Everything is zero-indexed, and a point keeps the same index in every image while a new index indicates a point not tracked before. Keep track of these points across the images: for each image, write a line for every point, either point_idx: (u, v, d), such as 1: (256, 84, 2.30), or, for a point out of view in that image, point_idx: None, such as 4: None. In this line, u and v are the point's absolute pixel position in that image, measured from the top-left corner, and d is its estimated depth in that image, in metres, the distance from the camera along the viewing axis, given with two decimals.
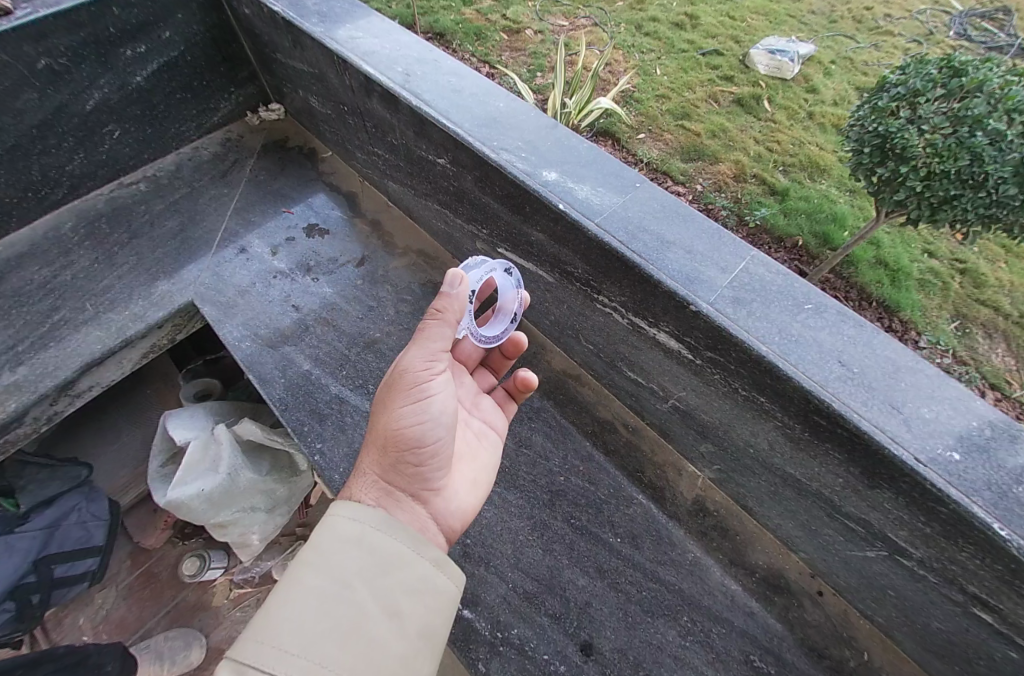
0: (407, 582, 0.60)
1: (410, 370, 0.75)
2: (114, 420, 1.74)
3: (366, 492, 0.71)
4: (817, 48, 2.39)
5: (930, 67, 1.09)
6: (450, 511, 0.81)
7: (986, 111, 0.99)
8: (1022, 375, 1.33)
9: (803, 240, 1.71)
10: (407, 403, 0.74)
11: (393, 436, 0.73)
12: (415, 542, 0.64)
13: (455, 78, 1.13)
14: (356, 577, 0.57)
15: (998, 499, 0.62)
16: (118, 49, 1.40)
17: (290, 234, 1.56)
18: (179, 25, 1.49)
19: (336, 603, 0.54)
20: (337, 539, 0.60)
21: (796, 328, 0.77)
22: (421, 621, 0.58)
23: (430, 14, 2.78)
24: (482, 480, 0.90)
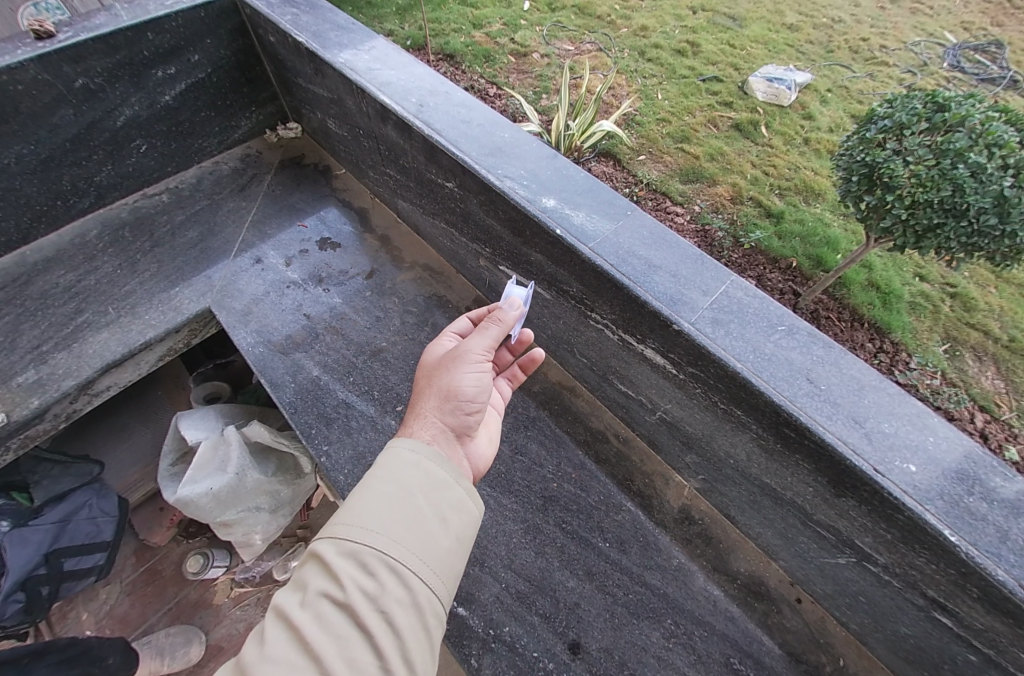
0: (455, 498, 0.65)
1: (471, 344, 0.83)
2: (126, 420, 1.81)
3: (424, 427, 0.75)
4: (813, 77, 2.51)
5: (916, 102, 1.18)
6: (476, 458, 0.85)
7: (968, 145, 1.07)
8: (1011, 398, 1.41)
9: (797, 262, 1.79)
10: (468, 367, 0.81)
11: (452, 390, 0.79)
12: (456, 472, 0.69)
13: (464, 109, 1.22)
14: (416, 486, 0.63)
15: (949, 508, 0.69)
16: (150, 70, 1.50)
17: (303, 246, 1.64)
18: (208, 49, 1.59)
19: (404, 501, 0.61)
20: (398, 460, 0.66)
21: (768, 348, 0.84)
22: (464, 529, 0.64)
23: (443, 37, 2.91)
24: (496, 437, 0.96)
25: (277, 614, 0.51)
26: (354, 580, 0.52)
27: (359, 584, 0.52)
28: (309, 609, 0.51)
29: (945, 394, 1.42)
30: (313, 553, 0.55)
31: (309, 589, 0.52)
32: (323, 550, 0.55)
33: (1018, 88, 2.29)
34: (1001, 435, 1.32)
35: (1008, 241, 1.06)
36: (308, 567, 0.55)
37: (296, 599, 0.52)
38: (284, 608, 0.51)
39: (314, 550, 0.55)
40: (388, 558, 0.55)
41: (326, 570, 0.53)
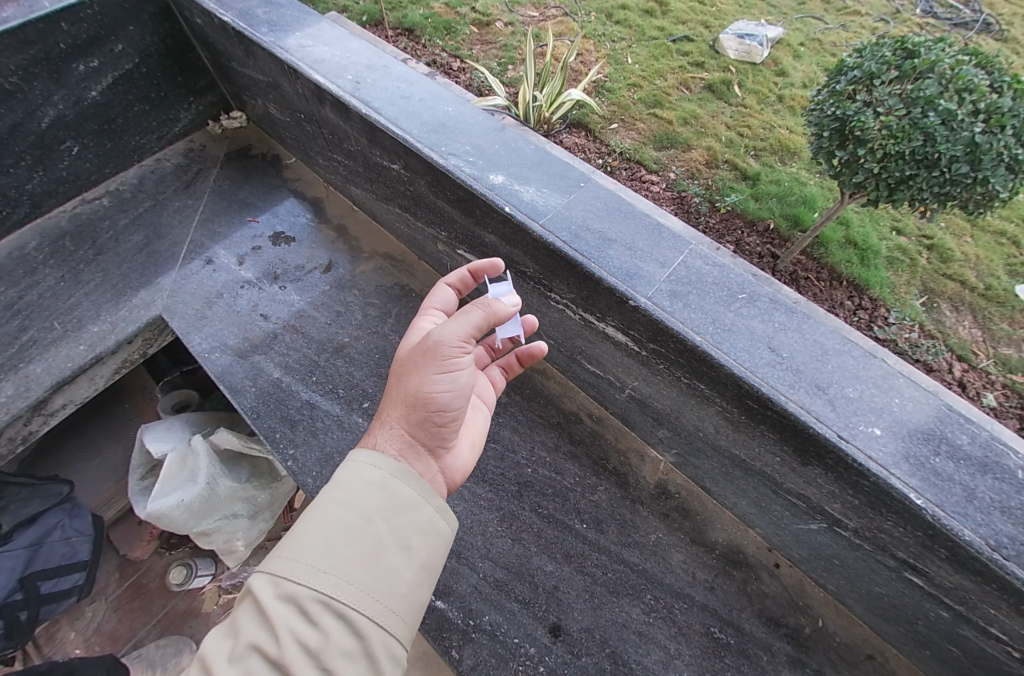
0: (419, 521, 0.62)
1: (445, 336, 0.69)
2: (93, 436, 1.76)
3: (392, 442, 0.67)
4: (786, 30, 2.53)
5: (885, 51, 1.26)
6: (452, 469, 0.79)
7: (937, 92, 1.15)
8: (986, 345, 1.51)
9: (775, 223, 1.80)
10: (442, 365, 0.69)
11: (424, 401, 0.69)
12: (427, 490, 0.65)
13: (404, 84, 1.15)
14: (376, 514, 0.59)
15: (915, 469, 0.68)
16: (70, 64, 1.39)
17: (255, 242, 1.57)
18: (133, 37, 1.48)
19: (360, 533, 0.56)
20: (358, 481, 0.61)
21: (728, 318, 0.81)
22: (429, 555, 0.61)
23: (398, 10, 2.77)
24: (476, 440, 0.90)
25: (204, 666, 0.47)
26: (296, 631, 0.48)
27: (300, 636, 0.48)
28: (238, 664, 0.46)
29: (925, 346, 1.51)
30: (250, 593, 0.51)
31: (242, 638, 0.48)
32: (262, 592, 0.51)
33: (986, 31, 2.46)
34: (978, 382, 1.44)
35: (981, 186, 1.15)
36: (244, 609, 0.51)
37: (226, 649, 0.48)
38: (213, 660, 0.47)
39: (252, 591, 0.51)
40: (336, 604, 0.51)
41: (263, 616, 0.49)
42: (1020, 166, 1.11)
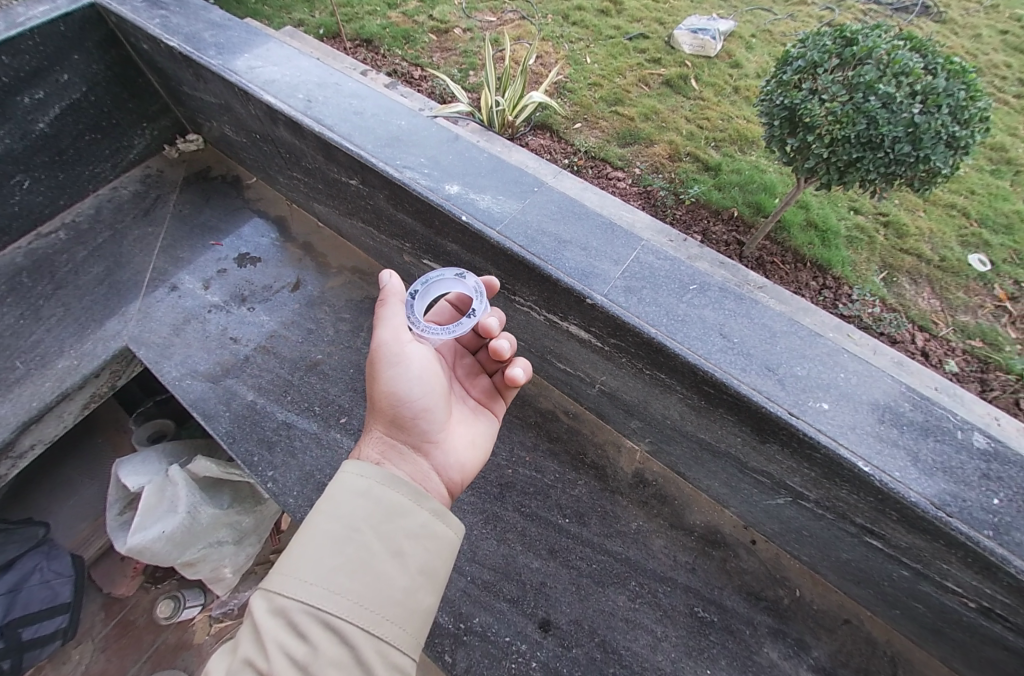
0: (410, 526, 0.62)
1: (381, 338, 0.77)
2: (66, 474, 1.72)
3: (373, 446, 0.73)
4: (736, 24, 2.71)
5: (825, 42, 1.37)
6: (450, 467, 0.79)
7: (876, 77, 1.26)
8: (943, 314, 1.71)
9: (739, 211, 1.91)
10: (389, 365, 0.76)
11: (386, 399, 0.76)
12: (415, 493, 0.65)
13: (356, 100, 1.16)
14: (363, 522, 0.59)
15: (862, 439, 0.73)
16: (14, 97, 1.36)
17: (221, 265, 1.55)
18: (78, 66, 1.45)
19: (347, 542, 0.56)
20: (344, 492, 0.61)
21: (681, 309, 0.84)
22: (423, 561, 0.61)
23: (356, 21, 2.77)
24: (481, 440, 0.89)
25: None
26: (285, 645, 0.47)
27: (288, 649, 0.47)
28: None
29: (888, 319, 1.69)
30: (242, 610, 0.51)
31: (236, 654, 0.48)
32: (254, 609, 0.50)
33: (929, 15, 2.73)
34: (939, 350, 1.63)
35: (924, 164, 1.27)
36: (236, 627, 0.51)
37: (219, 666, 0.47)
38: None
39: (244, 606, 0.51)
40: (324, 614, 0.50)
41: (255, 632, 0.49)
42: (957, 142, 1.24)
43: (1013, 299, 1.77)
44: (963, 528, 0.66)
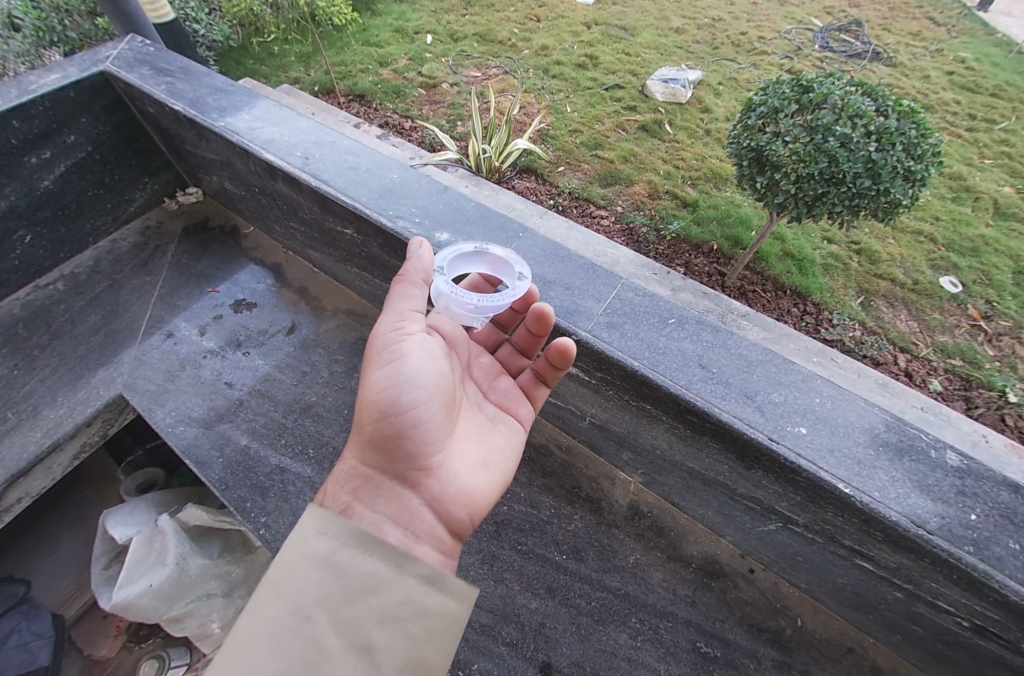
0: (382, 606, 0.53)
1: (376, 339, 0.71)
2: (50, 529, 1.67)
3: (348, 482, 0.67)
4: (703, 73, 2.95)
5: (783, 90, 1.73)
6: (445, 500, 0.69)
7: (833, 120, 1.60)
8: (920, 336, 2.01)
9: (718, 244, 2.09)
10: (376, 374, 0.69)
11: (369, 417, 0.68)
12: (392, 559, 0.57)
13: (351, 156, 1.25)
14: (319, 607, 0.50)
15: (841, 462, 0.76)
16: (21, 158, 1.42)
17: (217, 311, 1.59)
18: (85, 128, 1.53)
19: (296, 637, 0.48)
20: (303, 564, 0.53)
21: (661, 341, 0.89)
22: (396, 655, 0.51)
23: (349, 77, 2.96)
24: (490, 461, 0.78)
25: None
26: None
27: None
28: None
29: (871, 341, 1.97)
30: None
31: None
32: None
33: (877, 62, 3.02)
34: (922, 371, 1.91)
35: (886, 195, 1.59)
36: None
37: None
38: None
39: None
40: None
41: None
42: (912, 175, 1.56)
43: (987, 318, 2.11)
44: (945, 545, 0.69)
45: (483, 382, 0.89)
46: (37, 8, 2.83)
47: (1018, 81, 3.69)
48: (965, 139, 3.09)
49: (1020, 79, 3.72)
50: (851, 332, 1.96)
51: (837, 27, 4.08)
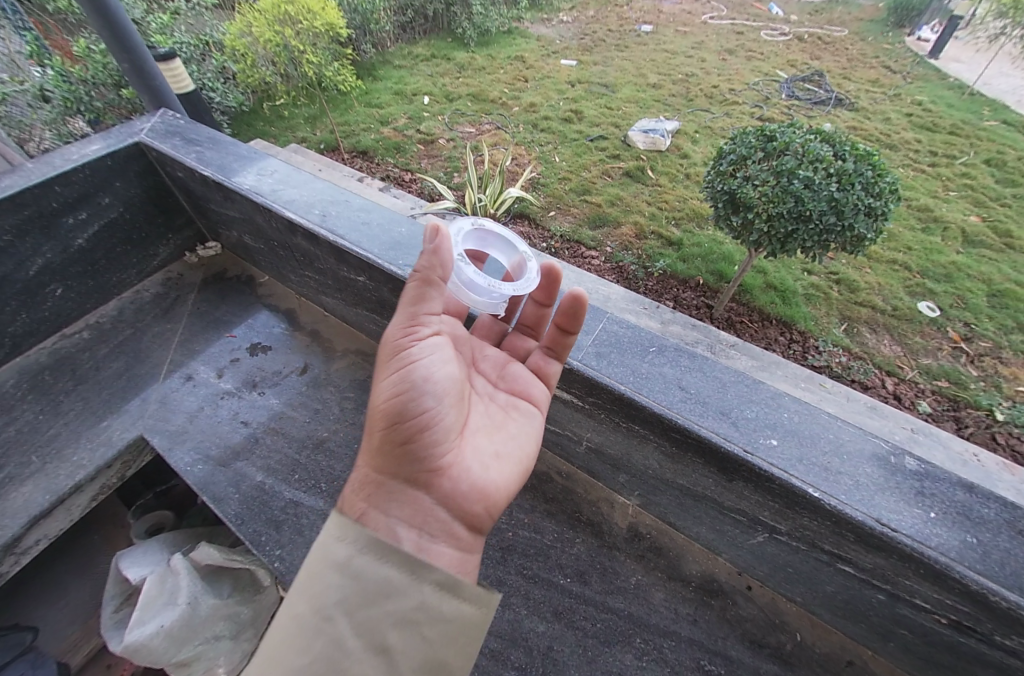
0: (399, 610, 0.56)
1: (385, 348, 0.76)
2: (59, 574, 1.69)
3: (358, 490, 0.69)
4: (680, 124, 3.22)
5: (749, 140, 1.92)
6: (459, 494, 0.72)
7: (796, 165, 1.77)
8: (904, 359, 2.12)
9: (704, 279, 2.23)
10: (384, 381, 0.73)
11: (380, 421, 0.72)
12: (406, 564, 0.58)
13: (364, 213, 1.40)
14: (338, 609, 0.54)
15: (809, 469, 0.85)
16: (60, 220, 1.56)
17: (233, 355, 1.69)
18: (120, 192, 1.68)
19: (319, 637, 0.53)
20: (325, 568, 0.56)
21: (644, 368, 1.00)
22: (415, 656, 0.55)
23: (353, 137, 3.21)
24: (502, 454, 0.81)
25: None
26: None
27: None
28: None
29: (858, 365, 2.08)
30: None
31: None
32: None
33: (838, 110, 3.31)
34: (910, 393, 2.01)
35: (851, 230, 1.74)
36: None
37: None
38: None
39: None
40: None
41: None
42: (873, 212, 1.72)
43: (967, 340, 2.23)
44: (908, 540, 0.77)
45: (491, 376, 0.94)
46: (67, 82, 3.09)
47: (973, 120, 4.01)
48: (928, 174, 3.33)
49: (974, 119, 4.04)
50: (837, 357, 2.08)
51: (800, 78, 4.45)
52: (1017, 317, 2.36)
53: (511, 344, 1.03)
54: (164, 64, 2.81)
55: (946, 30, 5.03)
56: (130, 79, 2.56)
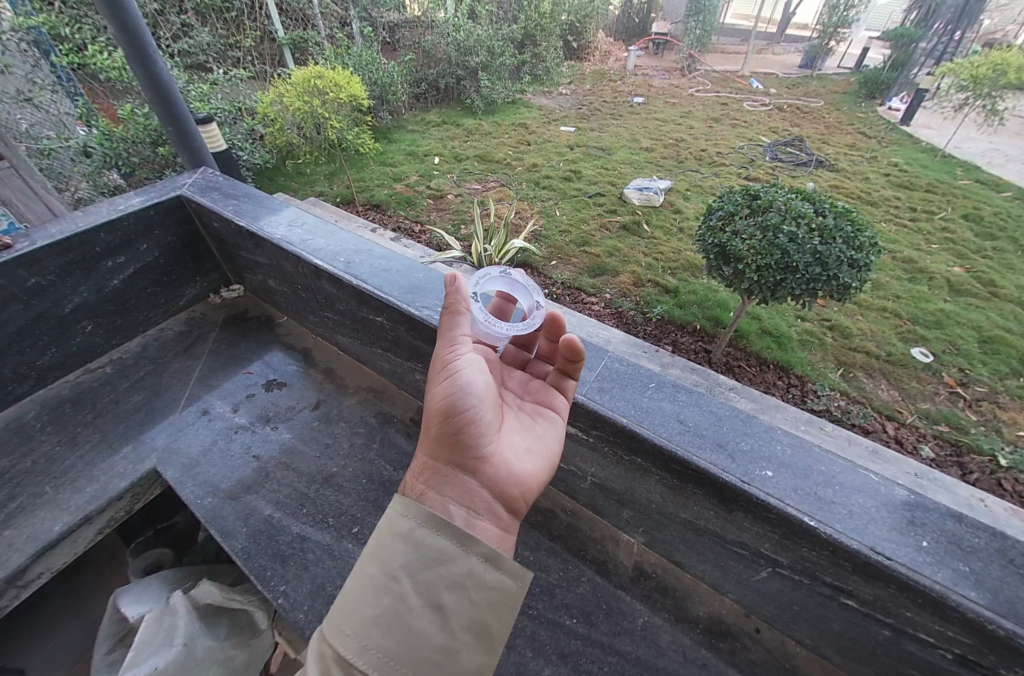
0: (453, 574, 0.62)
1: (435, 360, 0.87)
2: (51, 613, 1.64)
3: (417, 476, 0.76)
4: (673, 183, 3.46)
5: (735, 199, 2.08)
6: (503, 480, 0.78)
7: (780, 222, 1.92)
8: (903, 404, 2.17)
9: (700, 324, 2.33)
10: (437, 385, 0.84)
11: (435, 418, 0.81)
12: (459, 534, 0.65)
13: (384, 260, 1.51)
14: (401, 570, 0.61)
15: (804, 499, 0.89)
16: (100, 262, 1.67)
17: (248, 391, 1.75)
18: (157, 239, 1.82)
19: (386, 593, 0.60)
20: (390, 535, 0.64)
21: (644, 402, 1.06)
22: (467, 615, 0.61)
23: (368, 192, 3.43)
24: (536, 450, 0.88)
25: None
26: None
27: None
28: None
29: (857, 408, 2.13)
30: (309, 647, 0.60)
31: None
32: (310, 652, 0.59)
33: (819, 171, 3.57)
34: (912, 437, 2.04)
35: (836, 279, 1.85)
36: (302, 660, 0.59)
37: None
38: None
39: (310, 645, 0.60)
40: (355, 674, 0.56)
41: None
42: (855, 263, 1.84)
43: (963, 384, 2.29)
44: (903, 568, 0.80)
45: (518, 389, 1.01)
46: (110, 140, 3.38)
47: (947, 180, 4.28)
48: (909, 228, 3.53)
49: (948, 178, 4.31)
50: (836, 400, 2.13)
51: (782, 143, 4.81)
52: (1008, 363, 2.42)
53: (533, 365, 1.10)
54: (203, 127, 3.12)
55: (915, 101, 5.48)
56: (171, 140, 2.81)
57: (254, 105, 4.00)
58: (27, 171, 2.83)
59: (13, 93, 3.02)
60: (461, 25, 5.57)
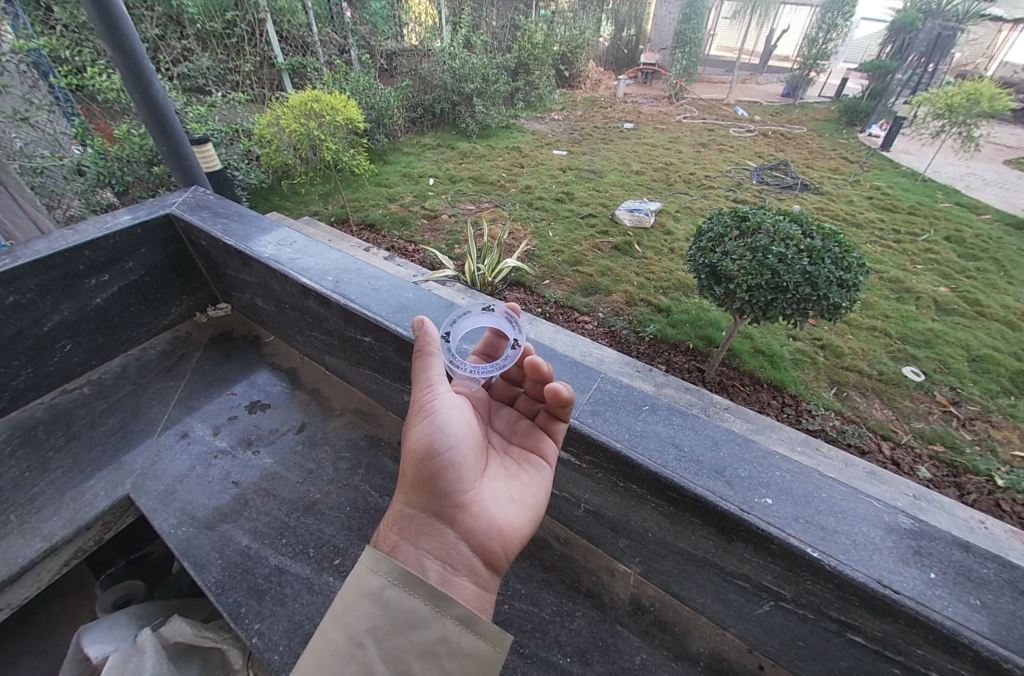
0: (423, 640, 0.63)
1: (412, 403, 0.85)
2: (8, 653, 1.52)
3: (392, 527, 0.76)
4: (663, 205, 3.50)
5: (723, 220, 2.10)
6: (480, 533, 0.76)
7: (768, 242, 1.93)
8: (898, 423, 2.15)
9: (693, 343, 2.31)
10: (414, 430, 0.82)
11: (411, 465, 0.79)
12: (431, 596, 0.66)
13: (373, 280, 1.48)
14: (368, 635, 0.63)
15: (806, 528, 0.85)
16: (83, 281, 1.63)
17: (231, 413, 1.68)
18: (144, 257, 1.78)
19: (350, 659, 0.61)
20: (360, 597, 0.65)
21: (638, 426, 1.03)
22: None
23: (361, 211, 3.43)
24: (519, 498, 0.85)
25: None
26: None
27: None
28: None
29: (852, 428, 2.10)
30: None
31: None
32: None
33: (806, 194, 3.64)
34: (909, 458, 2.01)
35: (827, 299, 1.84)
36: None
37: None
38: None
39: None
40: None
41: None
42: (845, 283, 1.83)
43: (956, 403, 2.28)
44: (913, 603, 0.75)
45: (505, 430, 0.97)
46: (104, 158, 3.40)
47: (929, 202, 4.38)
48: (895, 249, 3.58)
49: (930, 201, 4.41)
50: (831, 420, 2.10)
51: (769, 166, 4.92)
52: (999, 381, 2.42)
53: (522, 400, 1.05)
54: (198, 147, 3.12)
55: (894, 127, 5.66)
56: (165, 160, 2.79)
57: (249, 126, 4.03)
58: (18, 189, 2.79)
59: (8, 113, 3.00)
60: (456, 53, 5.71)
